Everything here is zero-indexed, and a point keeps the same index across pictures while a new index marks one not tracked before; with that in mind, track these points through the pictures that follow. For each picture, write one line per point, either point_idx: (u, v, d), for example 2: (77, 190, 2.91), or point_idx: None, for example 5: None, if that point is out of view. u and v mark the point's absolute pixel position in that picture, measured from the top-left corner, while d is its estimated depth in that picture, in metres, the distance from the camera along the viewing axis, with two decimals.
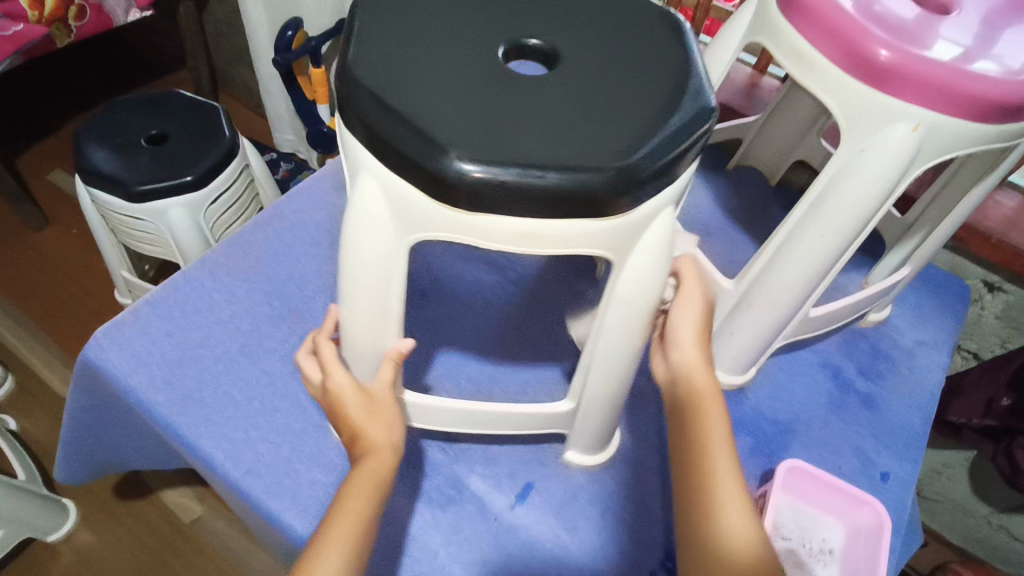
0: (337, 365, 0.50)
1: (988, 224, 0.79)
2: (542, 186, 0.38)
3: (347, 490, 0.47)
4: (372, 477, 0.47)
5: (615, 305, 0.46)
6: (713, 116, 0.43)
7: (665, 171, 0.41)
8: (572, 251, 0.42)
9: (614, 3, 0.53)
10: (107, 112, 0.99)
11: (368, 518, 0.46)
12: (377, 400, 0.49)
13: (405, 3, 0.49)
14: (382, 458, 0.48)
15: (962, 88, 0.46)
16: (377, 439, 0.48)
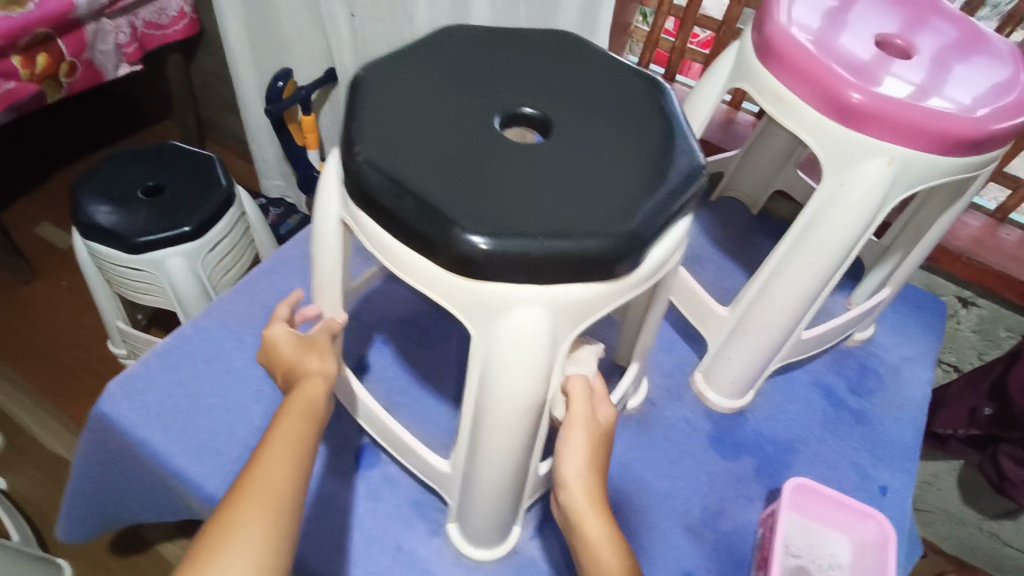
0: (284, 326, 0.54)
1: (958, 244, 0.84)
2: (398, 210, 0.39)
3: (288, 404, 0.47)
4: (314, 390, 0.49)
5: (472, 371, 0.44)
6: (637, 237, 0.39)
7: (552, 262, 0.37)
8: (425, 292, 0.41)
9: (645, 81, 0.51)
10: (103, 166, 1.01)
11: (314, 427, 0.47)
12: (310, 343, 0.52)
13: (468, 56, 0.50)
14: (318, 380, 0.50)
15: (931, 125, 0.50)
16: (313, 367, 0.51)
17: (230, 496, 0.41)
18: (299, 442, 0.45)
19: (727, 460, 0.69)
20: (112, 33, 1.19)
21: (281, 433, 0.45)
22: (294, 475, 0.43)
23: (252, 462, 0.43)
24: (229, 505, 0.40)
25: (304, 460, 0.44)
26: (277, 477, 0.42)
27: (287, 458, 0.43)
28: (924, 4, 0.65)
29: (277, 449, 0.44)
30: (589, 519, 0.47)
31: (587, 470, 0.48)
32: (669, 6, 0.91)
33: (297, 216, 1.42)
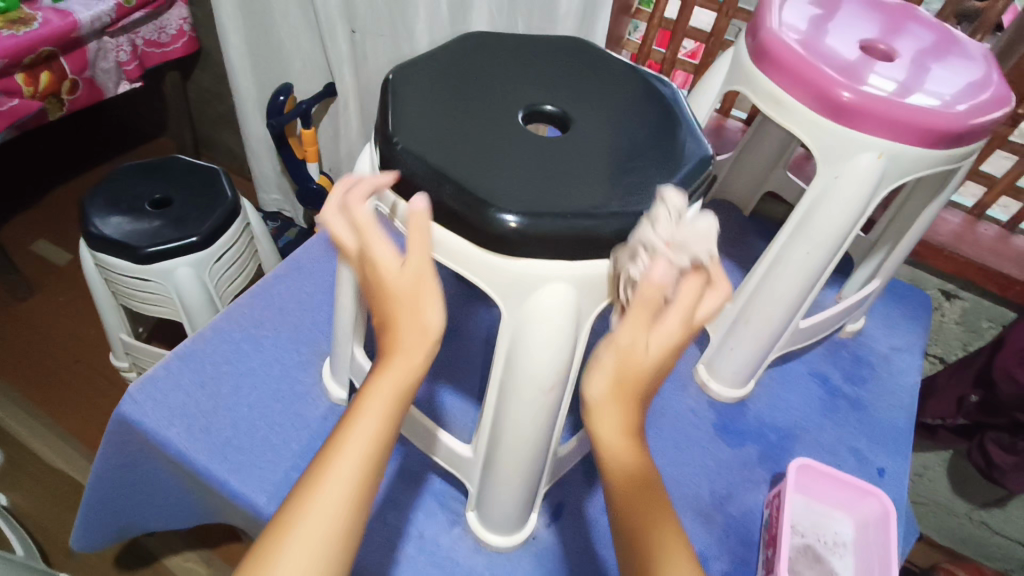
0: (373, 229, 0.41)
1: (939, 238, 0.89)
2: (441, 195, 0.44)
3: (359, 399, 0.39)
4: (394, 382, 0.39)
5: (501, 352, 0.47)
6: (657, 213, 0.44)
7: (584, 238, 0.43)
8: (460, 272, 0.46)
9: (647, 81, 0.57)
10: (110, 180, 1.02)
11: (387, 439, 0.39)
12: (410, 291, 0.40)
13: (484, 61, 0.56)
14: (405, 361, 0.39)
15: (917, 121, 0.54)
16: (408, 338, 0.39)
17: (278, 521, 0.36)
18: (365, 459, 0.38)
19: (732, 446, 0.71)
20: (114, 51, 1.21)
21: (346, 443, 0.38)
22: (352, 502, 0.36)
23: (308, 477, 0.37)
24: (275, 534, 0.35)
25: (369, 482, 0.37)
26: (346, 492, 0.36)
27: (350, 478, 0.37)
28: (901, 12, 0.70)
29: (341, 464, 0.37)
30: (616, 446, 0.41)
31: (623, 395, 0.41)
32: (660, 19, 0.96)
33: (294, 229, 1.46)
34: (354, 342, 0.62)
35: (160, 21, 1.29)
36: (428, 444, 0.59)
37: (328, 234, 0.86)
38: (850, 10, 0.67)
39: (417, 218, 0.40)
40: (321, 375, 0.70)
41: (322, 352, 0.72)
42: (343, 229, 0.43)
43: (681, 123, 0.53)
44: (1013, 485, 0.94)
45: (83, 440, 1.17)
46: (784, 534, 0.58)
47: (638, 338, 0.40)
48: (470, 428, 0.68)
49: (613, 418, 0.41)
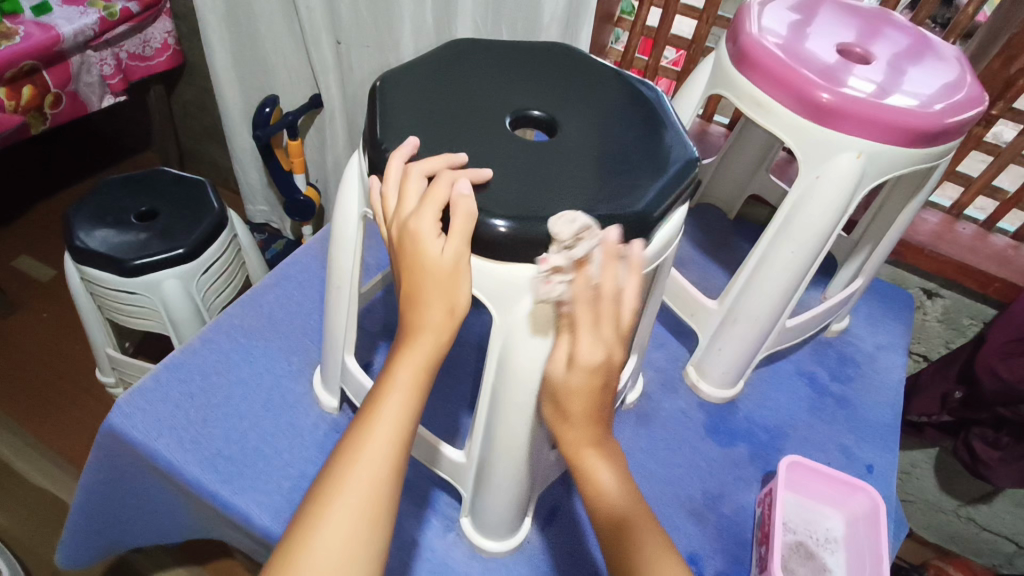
0: (436, 208, 0.42)
1: (919, 238, 0.91)
2: None
3: (387, 374, 0.43)
4: (419, 358, 0.43)
5: (493, 356, 0.47)
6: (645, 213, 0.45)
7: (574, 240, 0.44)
8: None
9: (632, 85, 0.58)
10: (95, 193, 1.01)
11: (416, 408, 0.43)
12: (449, 276, 0.42)
13: (471, 67, 0.57)
14: (429, 339, 0.43)
15: (894, 121, 0.56)
16: (431, 318, 0.43)
17: (321, 487, 0.40)
18: (395, 428, 0.42)
19: (723, 446, 0.72)
20: (97, 65, 1.20)
21: (378, 415, 0.42)
22: (388, 468, 0.41)
23: (345, 446, 0.42)
24: (320, 499, 0.40)
25: (402, 448, 0.42)
26: (381, 452, 0.41)
27: (383, 445, 0.41)
28: (877, 17, 0.72)
29: (375, 435, 0.41)
30: (601, 483, 0.43)
31: (569, 419, 0.43)
32: (642, 26, 0.97)
33: (281, 242, 1.47)
34: (345, 350, 0.62)
35: (144, 34, 1.29)
36: (420, 450, 0.59)
37: (316, 243, 0.86)
38: (828, 16, 0.69)
39: (466, 213, 0.42)
40: (312, 384, 0.70)
41: (313, 361, 0.72)
42: (409, 193, 0.43)
43: (668, 125, 0.54)
44: (999, 480, 0.95)
45: (68, 457, 1.15)
46: (776, 531, 0.59)
47: (562, 363, 0.42)
48: (463, 434, 0.68)
49: (571, 438, 0.43)
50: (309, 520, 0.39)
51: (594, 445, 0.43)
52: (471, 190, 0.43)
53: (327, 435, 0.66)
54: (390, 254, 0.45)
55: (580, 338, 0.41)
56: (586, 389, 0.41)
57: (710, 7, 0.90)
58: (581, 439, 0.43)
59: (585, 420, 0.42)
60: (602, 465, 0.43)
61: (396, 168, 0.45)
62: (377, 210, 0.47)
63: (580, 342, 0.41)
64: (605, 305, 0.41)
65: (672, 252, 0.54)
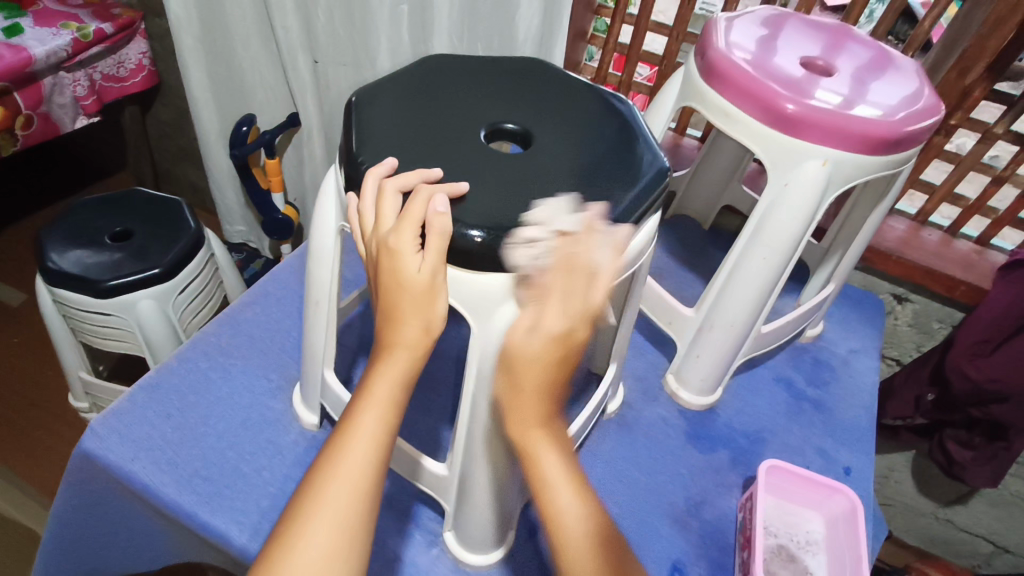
0: (413, 227, 0.42)
1: (887, 244, 0.93)
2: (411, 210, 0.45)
3: (363, 390, 0.44)
4: (395, 374, 0.44)
5: (474, 367, 0.48)
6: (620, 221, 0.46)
7: None
8: None
9: (605, 99, 0.59)
10: (67, 214, 1.00)
11: (392, 425, 0.44)
12: (423, 294, 0.43)
13: (446, 83, 0.58)
14: (404, 356, 0.44)
15: (857, 129, 0.58)
16: (405, 337, 0.43)
17: (299, 504, 0.41)
18: (373, 444, 0.42)
19: (704, 453, 0.73)
20: (71, 86, 1.19)
21: (355, 431, 0.42)
22: (366, 484, 0.41)
23: (319, 466, 0.42)
24: (295, 519, 0.40)
25: (380, 464, 0.42)
26: (355, 474, 0.41)
27: (361, 461, 0.42)
28: (839, 32, 0.75)
29: (351, 450, 0.42)
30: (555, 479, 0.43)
31: (523, 395, 0.42)
32: (615, 43, 1.00)
33: (260, 260, 1.48)
34: (325, 365, 0.61)
35: (119, 54, 1.28)
36: (402, 464, 0.58)
37: (294, 259, 0.85)
38: (792, 31, 0.72)
39: (442, 231, 0.42)
40: (292, 402, 0.69)
41: (292, 378, 0.72)
42: (387, 210, 0.44)
43: (639, 137, 0.55)
44: (973, 480, 0.98)
45: (38, 485, 1.12)
46: (758, 535, 0.59)
47: (524, 329, 0.42)
48: (444, 448, 0.68)
49: (520, 420, 0.43)
50: (284, 541, 0.39)
51: (543, 428, 0.43)
52: (446, 206, 0.43)
53: (307, 452, 0.65)
54: (368, 269, 0.46)
55: (547, 307, 0.41)
56: (542, 361, 0.41)
57: (680, 24, 0.93)
58: (538, 422, 0.43)
59: (534, 402, 0.42)
60: (546, 448, 0.43)
61: (372, 187, 0.45)
62: (355, 227, 0.48)
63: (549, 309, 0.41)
64: (578, 280, 0.41)
65: (647, 260, 0.55)
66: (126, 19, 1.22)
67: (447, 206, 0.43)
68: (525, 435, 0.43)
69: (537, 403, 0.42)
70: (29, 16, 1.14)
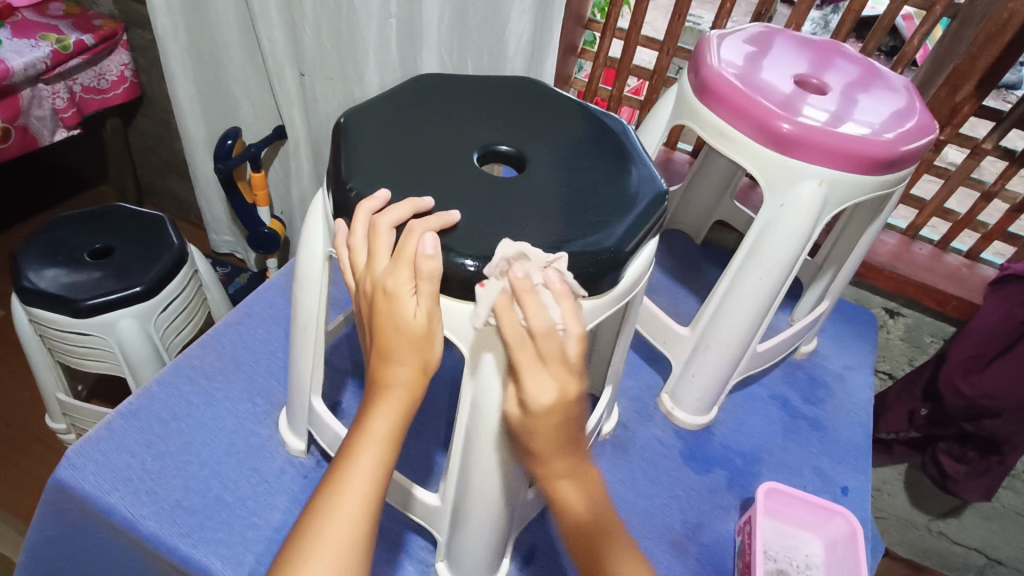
0: (407, 268, 0.41)
1: (878, 259, 0.93)
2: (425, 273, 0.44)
3: (359, 429, 0.42)
4: (392, 414, 0.42)
5: (470, 403, 0.46)
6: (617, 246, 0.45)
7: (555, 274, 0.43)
8: None
9: (598, 119, 0.58)
10: (45, 231, 0.97)
11: (388, 466, 0.42)
12: (420, 337, 0.41)
13: (436, 102, 0.56)
14: (399, 396, 0.42)
15: (852, 149, 0.57)
16: (399, 376, 0.42)
17: (288, 550, 0.39)
18: (368, 486, 0.41)
19: (699, 474, 0.71)
20: (50, 98, 1.16)
21: (351, 472, 0.41)
22: (363, 527, 0.40)
23: (313, 510, 0.40)
24: (289, 566, 0.38)
25: (374, 504, 0.41)
26: (351, 518, 0.40)
27: (355, 505, 0.40)
28: (829, 48, 0.75)
29: (346, 493, 0.40)
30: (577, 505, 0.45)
31: (545, 457, 0.44)
32: (605, 57, 0.99)
33: (245, 275, 1.45)
34: (312, 392, 0.59)
35: (99, 66, 1.25)
36: (393, 493, 0.57)
37: (279, 279, 0.83)
38: (782, 48, 0.71)
39: (431, 274, 0.40)
40: (278, 427, 0.67)
41: (278, 402, 0.70)
42: (380, 248, 0.42)
43: (635, 159, 0.54)
44: (966, 494, 0.98)
45: (14, 511, 1.08)
46: (757, 561, 0.58)
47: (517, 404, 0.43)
48: (436, 474, 0.66)
49: (548, 471, 0.44)
50: None
51: (569, 476, 0.45)
52: (435, 248, 0.41)
53: (294, 480, 0.63)
54: (363, 307, 0.44)
55: (527, 379, 0.41)
56: (548, 426, 0.42)
57: (670, 39, 0.92)
58: (562, 469, 0.44)
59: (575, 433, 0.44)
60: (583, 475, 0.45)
61: (363, 223, 0.43)
62: (344, 259, 0.46)
63: (531, 377, 0.41)
64: (551, 345, 0.40)
65: (644, 285, 0.54)
66: (108, 30, 1.20)
67: (435, 247, 0.41)
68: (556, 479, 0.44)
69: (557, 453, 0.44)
70: (7, 27, 1.11)
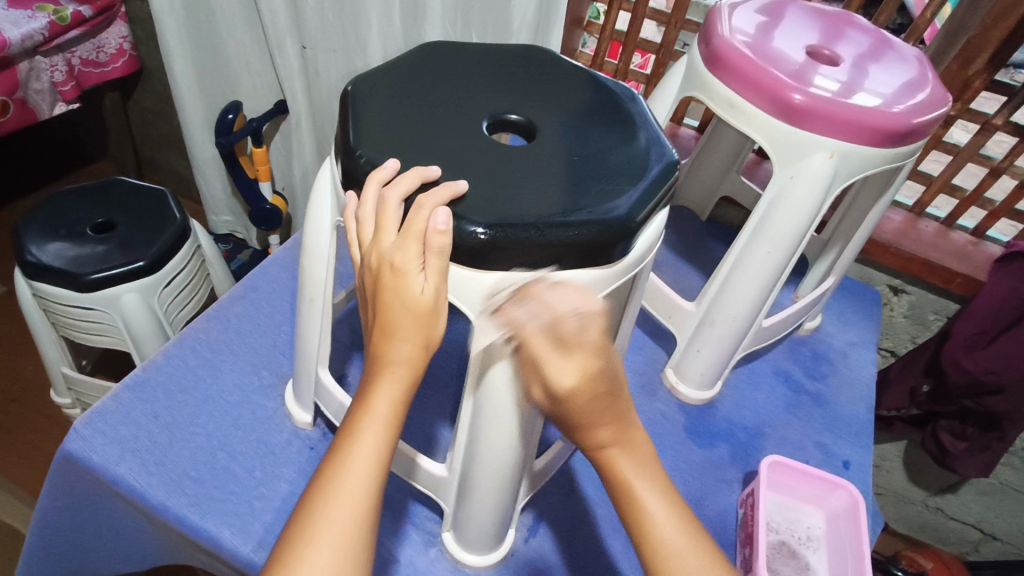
0: (416, 244, 0.41)
1: (885, 236, 0.92)
2: (468, 241, 0.41)
3: (363, 404, 0.42)
4: (397, 390, 0.42)
5: (479, 377, 0.46)
6: (628, 216, 0.44)
7: (567, 243, 0.42)
8: None
9: (607, 88, 0.57)
10: (46, 206, 0.97)
11: (391, 442, 0.42)
12: (429, 313, 0.41)
13: (444, 70, 0.55)
14: (402, 373, 0.42)
15: (863, 120, 0.56)
16: (401, 354, 0.42)
17: (298, 525, 0.39)
18: (374, 462, 0.41)
19: (702, 447, 0.72)
20: (48, 71, 1.14)
21: (355, 447, 0.41)
22: (365, 502, 0.40)
23: (319, 485, 0.40)
24: (297, 539, 0.39)
25: (380, 480, 0.41)
26: (357, 492, 0.40)
27: (360, 478, 0.40)
28: (841, 19, 0.73)
29: (353, 468, 0.40)
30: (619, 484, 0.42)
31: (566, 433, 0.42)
32: (611, 30, 0.98)
33: (247, 252, 1.44)
34: (318, 363, 0.59)
35: (98, 39, 1.23)
36: (400, 465, 0.57)
37: (282, 253, 0.83)
38: (794, 18, 0.70)
39: (441, 250, 0.41)
40: (283, 399, 0.67)
41: (284, 375, 0.70)
42: (388, 223, 0.42)
43: (644, 128, 0.53)
44: (965, 470, 0.98)
45: (21, 482, 1.08)
46: (761, 531, 0.59)
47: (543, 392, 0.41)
48: (441, 447, 0.66)
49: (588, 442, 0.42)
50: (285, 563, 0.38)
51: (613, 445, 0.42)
52: (447, 224, 0.41)
53: (301, 452, 0.64)
54: (368, 284, 0.44)
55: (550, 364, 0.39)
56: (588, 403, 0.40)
57: (678, 12, 0.91)
58: (608, 439, 0.42)
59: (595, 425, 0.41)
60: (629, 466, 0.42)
61: (371, 196, 0.43)
62: (352, 231, 0.46)
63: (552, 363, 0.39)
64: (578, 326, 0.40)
65: (651, 259, 0.53)
66: (105, 2, 1.18)
67: (447, 222, 0.41)
68: (602, 449, 0.42)
69: (608, 420, 0.41)
70: None
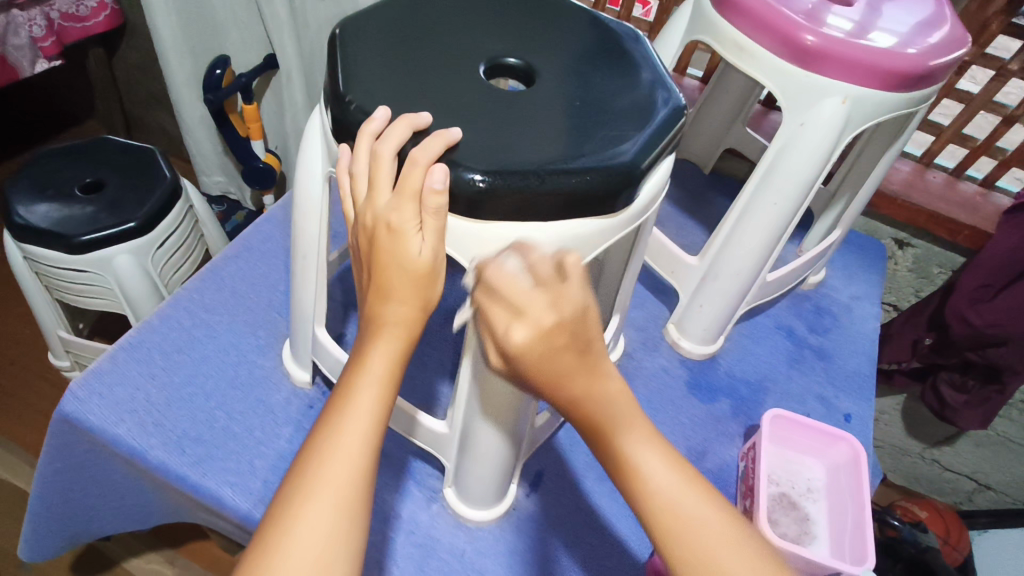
0: (412, 203, 0.39)
1: (891, 188, 0.91)
2: (467, 189, 0.40)
3: (357, 364, 0.40)
4: (392, 351, 0.40)
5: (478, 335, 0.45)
6: (632, 161, 0.42)
7: (572, 189, 0.41)
8: None
9: (608, 30, 0.54)
10: (31, 165, 0.94)
11: (388, 402, 0.40)
12: (426, 275, 0.40)
13: (437, 11, 0.53)
14: (395, 334, 0.40)
15: (877, 62, 0.54)
16: (393, 314, 0.40)
17: (289, 491, 0.36)
18: (370, 422, 0.39)
19: (704, 402, 0.72)
20: (26, 25, 1.10)
21: (351, 406, 0.39)
22: (364, 465, 0.37)
23: (310, 449, 0.38)
24: (287, 504, 0.36)
25: (377, 442, 0.39)
26: (352, 455, 0.37)
27: (355, 440, 0.38)
28: None
29: (348, 429, 0.38)
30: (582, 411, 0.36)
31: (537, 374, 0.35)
32: None
33: (241, 213, 1.41)
34: (315, 322, 0.58)
35: None
36: (399, 421, 0.57)
37: (276, 212, 0.81)
38: None
39: (437, 210, 0.39)
40: (282, 358, 0.67)
41: (282, 335, 0.69)
42: (382, 180, 0.40)
43: (649, 72, 0.51)
44: (963, 422, 0.99)
45: (24, 445, 1.09)
46: (762, 483, 0.59)
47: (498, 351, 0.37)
48: (442, 403, 0.66)
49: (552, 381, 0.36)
50: (277, 532, 0.35)
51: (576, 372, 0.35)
52: (444, 182, 0.39)
53: (301, 411, 0.63)
54: (362, 243, 0.42)
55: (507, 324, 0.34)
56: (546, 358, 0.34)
57: None
58: (579, 388, 0.36)
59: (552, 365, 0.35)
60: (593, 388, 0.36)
61: (364, 149, 0.41)
62: (344, 186, 0.44)
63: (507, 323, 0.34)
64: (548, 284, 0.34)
65: (656, 210, 0.52)
66: None
67: (444, 181, 0.39)
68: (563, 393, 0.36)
69: (573, 371, 0.35)
70: None
